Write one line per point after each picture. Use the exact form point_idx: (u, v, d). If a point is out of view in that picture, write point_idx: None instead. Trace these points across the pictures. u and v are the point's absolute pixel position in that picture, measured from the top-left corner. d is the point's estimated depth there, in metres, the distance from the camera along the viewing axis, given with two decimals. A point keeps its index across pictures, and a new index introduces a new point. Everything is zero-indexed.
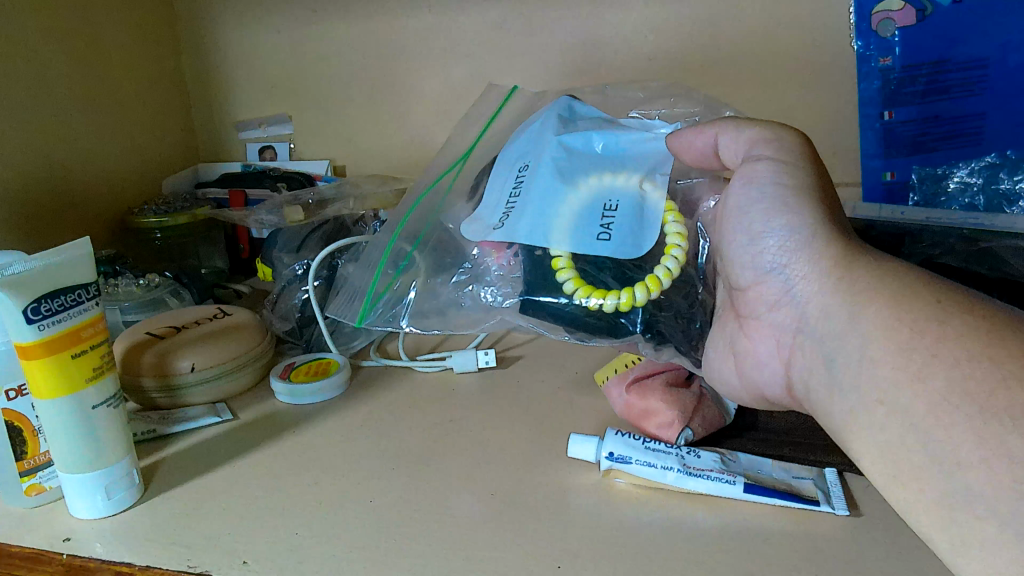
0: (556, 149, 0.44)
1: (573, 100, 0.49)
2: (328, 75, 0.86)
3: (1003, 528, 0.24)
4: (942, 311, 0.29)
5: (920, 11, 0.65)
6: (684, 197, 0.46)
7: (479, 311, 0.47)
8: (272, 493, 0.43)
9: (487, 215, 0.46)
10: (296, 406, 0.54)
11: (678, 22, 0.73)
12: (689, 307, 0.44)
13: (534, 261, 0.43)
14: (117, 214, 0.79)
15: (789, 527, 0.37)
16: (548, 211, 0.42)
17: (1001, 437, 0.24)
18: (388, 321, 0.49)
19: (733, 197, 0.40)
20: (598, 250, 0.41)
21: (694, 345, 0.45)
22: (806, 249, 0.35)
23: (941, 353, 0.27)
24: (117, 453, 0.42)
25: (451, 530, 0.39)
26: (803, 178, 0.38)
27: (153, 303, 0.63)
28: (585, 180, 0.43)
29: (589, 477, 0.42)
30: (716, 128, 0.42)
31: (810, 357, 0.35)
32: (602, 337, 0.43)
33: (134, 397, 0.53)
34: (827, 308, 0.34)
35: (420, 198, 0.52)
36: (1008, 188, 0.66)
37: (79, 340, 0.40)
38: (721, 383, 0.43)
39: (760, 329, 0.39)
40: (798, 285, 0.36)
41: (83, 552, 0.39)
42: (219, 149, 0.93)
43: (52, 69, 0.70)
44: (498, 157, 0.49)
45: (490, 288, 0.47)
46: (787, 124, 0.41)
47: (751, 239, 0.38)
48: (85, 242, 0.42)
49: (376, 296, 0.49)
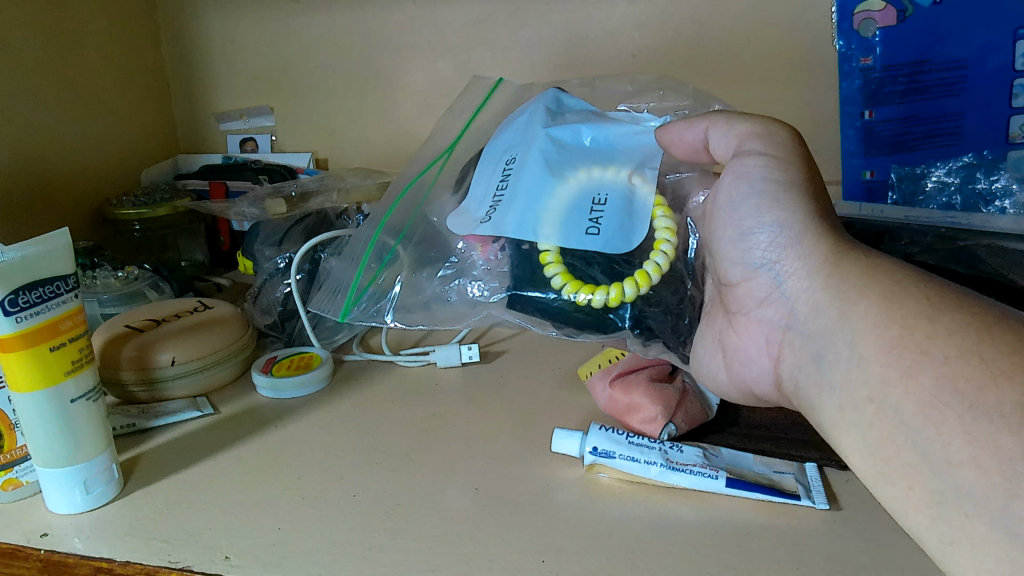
0: (545, 142, 0.44)
1: (561, 93, 0.49)
2: (312, 67, 0.85)
3: (993, 525, 0.24)
4: (931, 309, 0.29)
5: (900, 12, 0.66)
6: (674, 192, 0.46)
7: (466, 306, 0.47)
8: (255, 488, 0.43)
9: (474, 208, 0.45)
10: (279, 400, 0.54)
11: (663, 19, 0.73)
12: (678, 303, 0.44)
13: (522, 255, 0.43)
14: (95, 205, 0.78)
15: (771, 521, 0.38)
16: (537, 204, 0.42)
17: (990, 435, 0.25)
18: (372, 315, 0.50)
19: (724, 192, 0.40)
20: (588, 244, 0.41)
21: (683, 340, 0.45)
22: (796, 245, 0.36)
23: (931, 350, 0.28)
24: (97, 447, 0.41)
25: (437, 524, 0.39)
26: (793, 174, 0.38)
27: (133, 295, 0.63)
28: (574, 174, 0.43)
29: (574, 471, 0.43)
30: (706, 122, 0.42)
31: (799, 353, 0.35)
32: (591, 332, 0.43)
33: (114, 391, 0.52)
34: (816, 304, 0.34)
35: (405, 190, 0.52)
36: (984, 188, 0.65)
37: (57, 333, 0.40)
38: (709, 379, 0.43)
39: (749, 326, 0.39)
40: (788, 281, 0.36)
41: (61, 548, 0.38)
42: (200, 140, 0.92)
43: (27, 56, 0.69)
44: (484, 150, 0.49)
45: (478, 282, 0.46)
46: (777, 119, 0.42)
47: (740, 235, 0.39)
48: (63, 233, 0.41)
49: (361, 290, 0.50)
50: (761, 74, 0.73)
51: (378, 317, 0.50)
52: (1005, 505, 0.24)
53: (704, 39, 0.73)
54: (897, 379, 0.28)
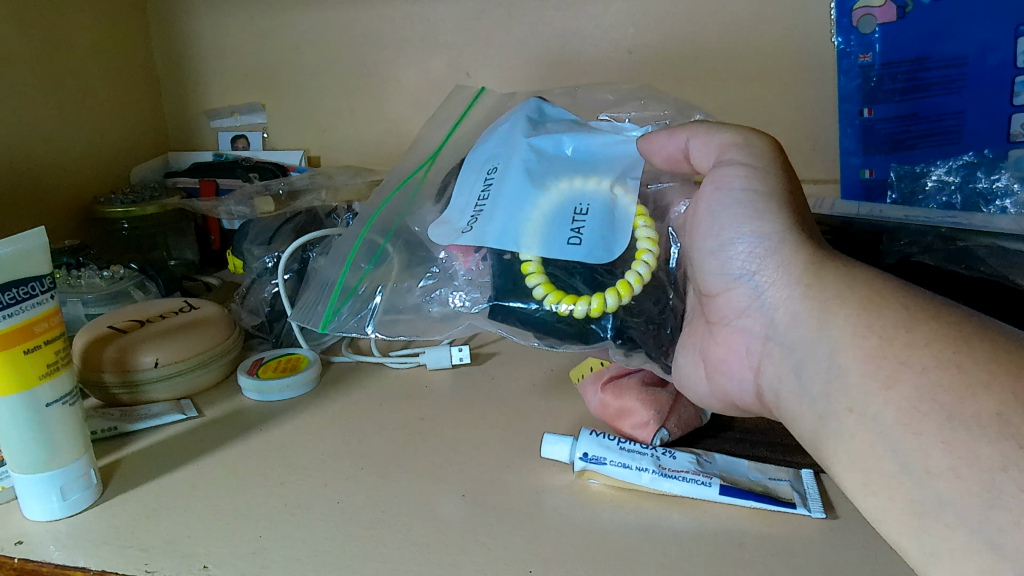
0: (526, 151, 0.43)
1: (543, 103, 0.48)
2: (302, 64, 0.84)
3: (973, 537, 0.23)
4: (912, 318, 0.28)
5: (901, 8, 0.65)
6: (655, 202, 0.45)
7: (448, 315, 0.47)
8: (236, 493, 0.42)
9: (455, 217, 0.44)
10: (264, 403, 0.53)
11: (658, 16, 0.72)
12: (659, 313, 0.43)
13: (503, 266, 0.42)
14: (82, 203, 0.77)
15: (763, 529, 0.37)
16: (518, 214, 0.41)
17: (969, 444, 0.24)
18: (356, 326, 0.49)
19: (704, 203, 0.39)
20: (569, 254, 0.39)
21: (665, 350, 0.44)
22: (774, 256, 0.35)
23: (911, 359, 0.27)
24: (75, 452, 0.40)
25: (420, 533, 0.37)
26: (772, 184, 0.37)
27: (117, 295, 0.61)
28: (556, 183, 0.42)
29: (561, 477, 0.42)
30: (687, 131, 0.42)
31: (779, 365, 0.34)
32: (573, 343, 0.42)
33: (96, 393, 0.51)
34: (795, 315, 0.33)
35: (388, 198, 0.51)
36: (985, 187, 0.63)
37: (33, 335, 0.38)
38: (690, 391, 0.42)
39: (729, 337, 0.38)
40: (766, 292, 0.35)
41: (35, 556, 0.37)
42: (190, 138, 0.91)
43: (13, 51, 0.68)
44: (465, 160, 0.48)
45: (459, 292, 0.46)
46: (758, 130, 0.41)
47: (719, 246, 0.38)
48: (39, 232, 0.40)
49: (343, 299, 0.48)
50: (758, 72, 0.72)
51: (358, 325, 0.49)
52: (985, 519, 0.23)
53: (698, 36, 0.72)
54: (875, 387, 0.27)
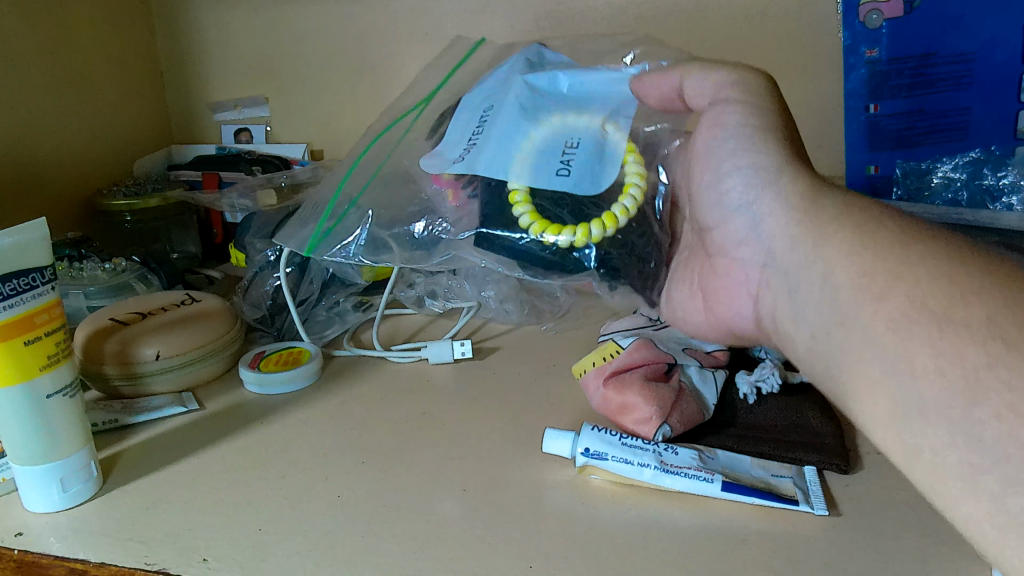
0: (521, 87, 0.46)
1: (543, 48, 0.51)
2: (306, 57, 0.84)
3: None
4: (906, 236, 0.29)
5: (908, 3, 0.64)
6: (648, 143, 0.47)
7: (434, 247, 0.52)
8: (237, 487, 0.42)
9: (448, 150, 0.47)
10: (266, 396, 0.53)
11: (663, 11, 0.72)
12: (644, 247, 0.45)
13: (490, 193, 0.45)
14: (85, 195, 0.77)
15: (767, 527, 0.36)
16: (510, 145, 0.43)
17: (979, 448, 0.23)
18: (340, 249, 0.53)
19: (700, 139, 0.40)
20: (557, 184, 0.42)
21: (649, 283, 0.46)
22: (771, 185, 0.35)
23: (904, 281, 0.27)
24: (75, 445, 0.40)
25: (421, 528, 0.37)
26: (766, 118, 0.37)
27: (119, 287, 0.61)
28: (549, 118, 0.44)
29: (564, 473, 0.41)
30: (680, 70, 0.42)
31: (775, 289, 0.34)
32: (556, 274, 0.46)
33: (98, 385, 0.51)
34: (790, 241, 0.33)
35: (372, 144, 0.57)
36: (991, 183, 0.63)
37: (33, 327, 0.38)
38: (690, 325, 0.42)
39: (728, 269, 0.38)
40: (763, 222, 0.35)
41: (36, 548, 0.37)
42: (193, 131, 0.91)
43: (16, 43, 0.68)
44: (462, 99, 0.50)
45: (444, 221, 0.51)
46: (751, 66, 0.41)
47: (716, 180, 0.38)
48: (41, 223, 0.39)
49: (326, 230, 0.53)
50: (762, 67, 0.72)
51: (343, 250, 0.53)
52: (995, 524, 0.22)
53: (704, 30, 0.72)
54: (870, 308, 0.28)
